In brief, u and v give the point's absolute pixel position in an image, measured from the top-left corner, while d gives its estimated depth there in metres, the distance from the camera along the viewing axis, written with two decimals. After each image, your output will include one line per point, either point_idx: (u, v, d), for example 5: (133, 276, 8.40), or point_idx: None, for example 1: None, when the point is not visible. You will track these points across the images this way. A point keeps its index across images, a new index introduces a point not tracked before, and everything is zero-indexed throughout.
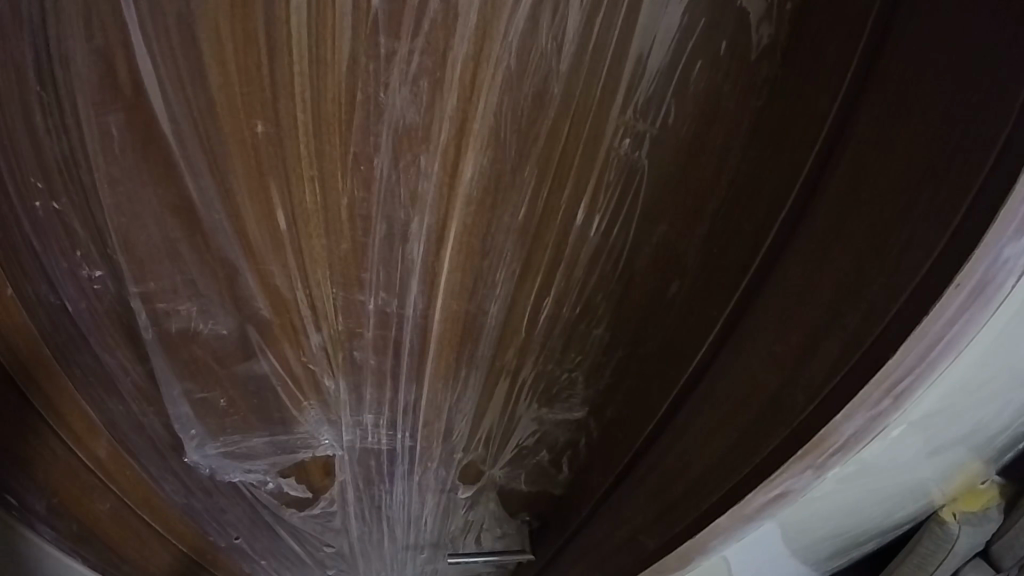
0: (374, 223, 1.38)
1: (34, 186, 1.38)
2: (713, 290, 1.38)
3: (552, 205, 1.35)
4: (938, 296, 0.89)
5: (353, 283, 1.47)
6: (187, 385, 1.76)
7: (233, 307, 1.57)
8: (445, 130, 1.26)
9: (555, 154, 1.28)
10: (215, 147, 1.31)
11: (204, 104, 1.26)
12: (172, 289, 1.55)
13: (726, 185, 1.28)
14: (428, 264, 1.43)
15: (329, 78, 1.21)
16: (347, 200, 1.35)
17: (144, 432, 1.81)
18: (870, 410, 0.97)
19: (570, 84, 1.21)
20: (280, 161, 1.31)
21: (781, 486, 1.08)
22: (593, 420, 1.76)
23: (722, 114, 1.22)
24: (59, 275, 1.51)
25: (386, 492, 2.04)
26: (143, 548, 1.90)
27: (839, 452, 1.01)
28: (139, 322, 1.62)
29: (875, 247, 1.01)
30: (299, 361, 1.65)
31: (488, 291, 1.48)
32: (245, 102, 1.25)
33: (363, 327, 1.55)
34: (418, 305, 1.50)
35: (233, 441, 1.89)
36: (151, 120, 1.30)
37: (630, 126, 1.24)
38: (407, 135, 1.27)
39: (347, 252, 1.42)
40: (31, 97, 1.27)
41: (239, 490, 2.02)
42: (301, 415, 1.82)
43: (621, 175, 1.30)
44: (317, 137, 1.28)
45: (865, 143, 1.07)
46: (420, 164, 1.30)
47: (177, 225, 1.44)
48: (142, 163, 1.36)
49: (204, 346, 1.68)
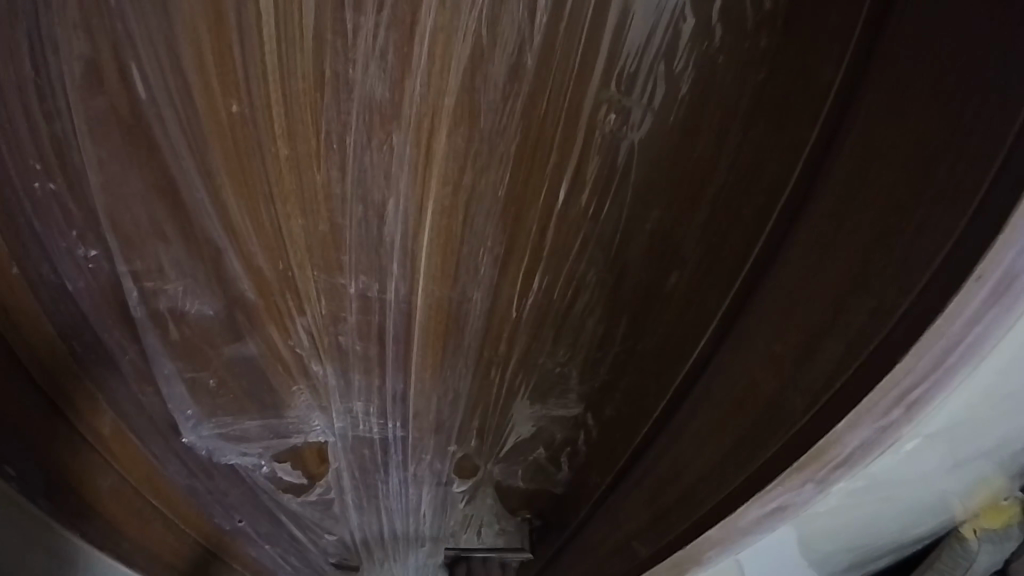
0: (351, 206, 1.35)
1: (31, 168, 1.37)
2: (712, 282, 1.29)
3: (533, 192, 1.30)
4: (958, 292, 0.76)
5: (335, 266, 1.45)
6: (178, 364, 1.73)
7: (220, 289, 1.55)
8: (414, 109, 1.21)
9: (537, 138, 1.23)
10: (193, 126, 1.28)
11: (176, 80, 1.23)
12: (159, 269, 1.53)
13: (726, 168, 1.20)
14: (407, 250, 1.40)
15: (298, 55, 1.18)
16: (328, 180, 1.32)
17: (144, 411, 1.81)
18: (878, 420, 0.86)
19: (547, 62, 1.15)
20: (255, 141, 1.28)
21: (778, 499, 0.98)
22: (591, 416, 1.71)
23: (716, 91, 1.16)
24: (58, 254, 1.51)
25: (382, 482, 2.01)
26: (157, 532, 1.88)
27: (842, 466, 0.91)
28: (130, 301, 1.60)
29: (875, 237, 0.93)
30: (287, 346, 1.63)
31: (469, 279, 1.44)
32: (220, 80, 1.22)
33: (346, 311, 1.53)
34: (401, 291, 1.47)
35: (227, 423, 1.86)
36: (130, 97, 1.27)
37: (615, 100, 1.18)
38: (376, 113, 1.22)
39: (325, 234, 1.40)
40: (27, 75, 1.25)
41: (238, 473, 2.00)
42: (291, 401, 1.79)
43: (608, 160, 1.25)
44: (290, 116, 1.25)
45: (876, 120, 0.96)
46: (394, 144, 1.25)
47: (163, 205, 1.41)
48: (125, 142, 1.33)
49: (195, 327, 1.65)
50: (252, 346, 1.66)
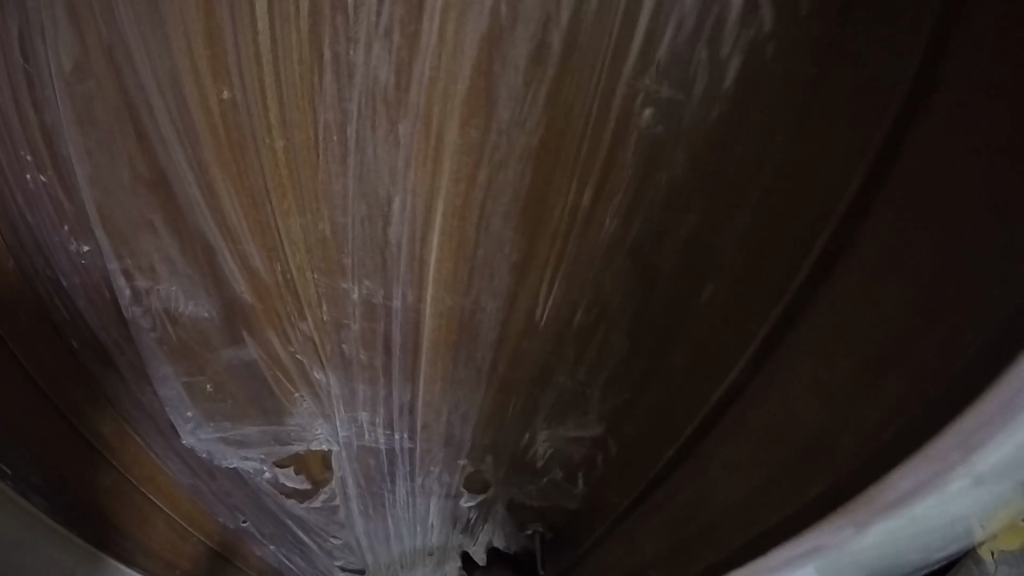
0: (355, 205, 1.24)
1: (23, 158, 1.29)
2: (750, 301, 1.17)
3: (554, 192, 1.18)
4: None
5: (337, 269, 1.34)
6: (175, 367, 1.61)
7: (216, 291, 1.44)
8: (420, 96, 1.10)
9: (556, 135, 1.11)
10: (183, 112, 1.17)
11: (165, 62, 1.13)
12: (151, 268, 1.42)
13: (771, 173, 1.07)
14: (413, 251, 1.28)
15: (293, 37, 1.07)
16: (331, 174, 1.20)
17: (145, 411, 1.72)
18: (939, 464, 0.77)
19: (570, 45, 1.03)
20: (248, 131, 1.18)
21: (815, 541, 0.89)
22: (611, 437, 1.57)
23: (761, 91, 1.02)
24: (49, 247, 1.42)
25: (387, 492, 1.89)
26: (141, 524, 1.88)
27: (892, 508, 0.81)
28: (122, 300, 1.49)
29: (949, 244, 0.82)
30: (288, 352, 1.52)
31: (481, 288, 1.33)
32: (211, 61, 1.11)
33: (350, 317, 1.42)
34: (409, 298, 1.36)
35: (227, 429, 1.74)
36: (116, 78, 1.16)
37: (649, 90, 1.05)
38: (381, 98, 1.11)
39: (327, 236, 1.29)
40: (11, 57, 1.16)
41: (240, 477, 1.89)
42: (293, 409, 1.67)
43: (637, 162, 1.13)
44: (287, 104, 1.13)
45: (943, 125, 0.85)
46: (400, 134, 1.14)
47: (153, 199, 1.31)
48: (114, 131, 1.23)
49: (191, 331, 1.54)
50: (252, 351, 1.55)
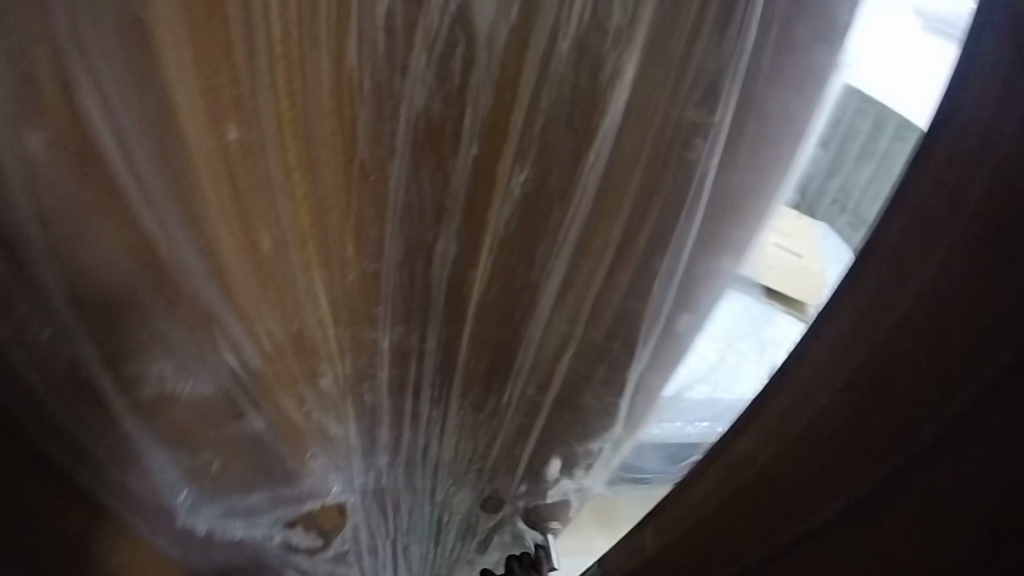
0: (389, 247, 1.25)
1: None
2: None
3: (587, 205, 1.26)
4: None
5: (365, 318, 1.34)
6: (169, 455, 1.37)
7: (211, 371, 1.30)
8: (471, 122, 1.14)
9: (603, 127, 1.18)
10: (190, 179, 1.10)
11: (159, 117, 1.05)
12: (144, 351, 1.23)
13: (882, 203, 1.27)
14: (454, 275, 1.32)
15: (326, 73, 1.07)
16: (367, 191, 1.19)
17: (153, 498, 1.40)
18: None
19: (608, 58, 1.11)
20: (261, 180, 1.13)
21: None
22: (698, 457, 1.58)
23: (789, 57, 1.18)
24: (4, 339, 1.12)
25: (396, 525, 1.81)
26: None
27: None
28: (103, 386, 1.23)
29: None
30: (300, 413, 1.42)
31: (515, 253, 1.31)
32: (213, 101, 1.05)
33: (376, 365, 1.42)
34: (444, 335, 1.41)
35: (231, 501, 1.52)
36: (83, 134, 1.03)
37: (695, 105, 1.18)
38: (429, 129, 1.14)
39: (364, 280, 1.29)
40: None
41: (245, 551, 1.67)
42: (308, 466, 1.52)
43: (680, 133, 1.21)
44: (315, 140, 1.12)
45: None
46: (442, 146, 1.16)
47: (137, 271, 1.15)
48: (85, 191, 1.07)
49: (189, 408, 1.33)
50: (253, 425, 1.39)
